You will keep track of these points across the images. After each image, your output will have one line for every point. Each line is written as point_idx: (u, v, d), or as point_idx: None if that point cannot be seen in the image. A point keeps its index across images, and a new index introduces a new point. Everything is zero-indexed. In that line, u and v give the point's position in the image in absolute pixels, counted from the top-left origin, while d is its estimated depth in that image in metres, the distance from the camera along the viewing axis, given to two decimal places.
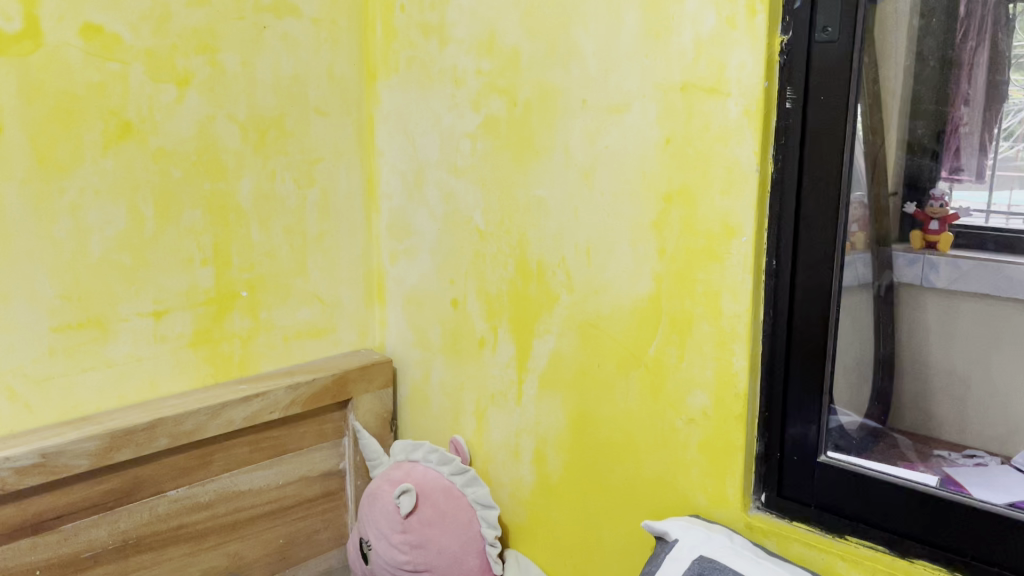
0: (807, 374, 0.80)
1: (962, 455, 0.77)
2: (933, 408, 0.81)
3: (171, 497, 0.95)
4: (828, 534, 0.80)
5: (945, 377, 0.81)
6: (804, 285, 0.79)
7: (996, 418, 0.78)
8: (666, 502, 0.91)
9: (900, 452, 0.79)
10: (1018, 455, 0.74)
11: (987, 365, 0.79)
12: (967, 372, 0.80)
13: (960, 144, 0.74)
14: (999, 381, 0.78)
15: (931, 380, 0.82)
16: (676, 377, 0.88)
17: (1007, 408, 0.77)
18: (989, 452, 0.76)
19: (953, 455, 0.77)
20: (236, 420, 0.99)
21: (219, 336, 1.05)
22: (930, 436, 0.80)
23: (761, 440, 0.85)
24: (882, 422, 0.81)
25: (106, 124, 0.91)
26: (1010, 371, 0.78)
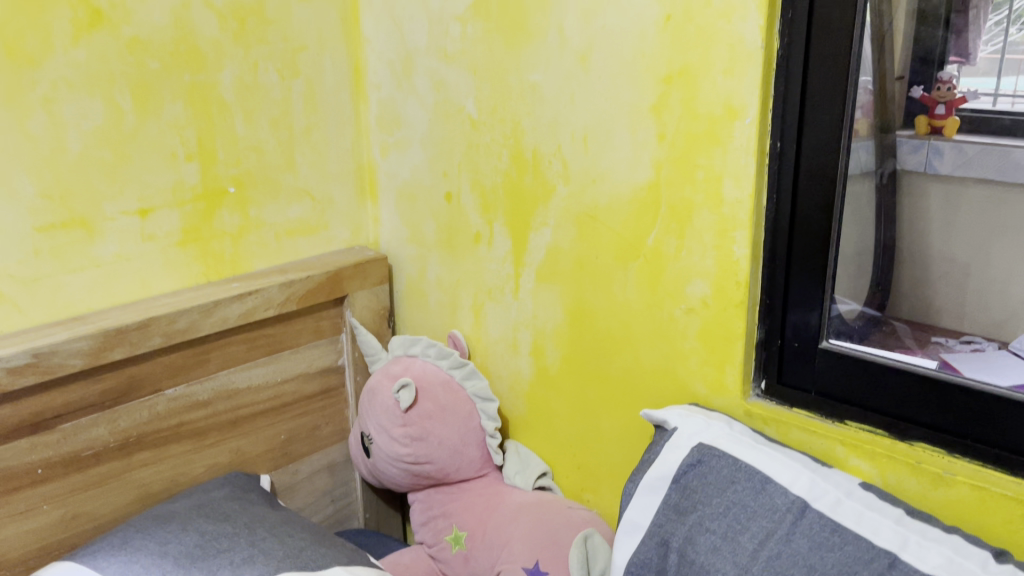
0: (809, 259, 0.79)
1: (959, 341, 0.75)
2: (933, 294, 0.79)
3: (170, 395, 0.95)
4: (828, 419, 0.80)
5: (946, 265, 0.78)
6: (808, 168, 0.77)
7: (995, 306, 0.75)
8: (665, 391, 0.91)
9: (899, 339, 0.78)
10: (1016, 340, 0.73)
11: (988, 253, 0.75)
12: (967, 260, 0.76)
13: (970, 24, 0.71)
14: (998, 269, 0.75)
15: (931, 268, 0.79)
16: (675, 267, 0.86)
17: (1006, 296, 0.74)
18: (987, 338, 0.75)
19: (950, 341, 0.76)
20: (230, 318, 0.98)
21: (208, 235, 1.02)
22: (929, 323, 0.78)
23: (763, 327, 0.84)
24: (882, 310, 0.81)
25: (75, 12, 0.86)
26: (1011, 257, 0.74)
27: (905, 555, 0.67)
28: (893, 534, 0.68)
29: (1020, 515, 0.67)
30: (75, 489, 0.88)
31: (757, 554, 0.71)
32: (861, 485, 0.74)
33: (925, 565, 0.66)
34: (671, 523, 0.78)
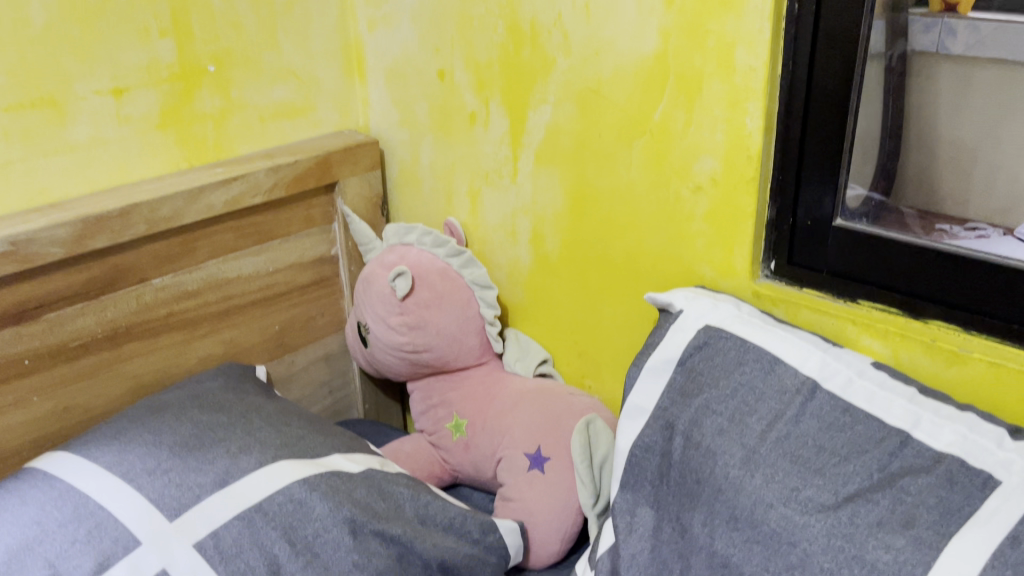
0: (826, 128, 0.74)
1: (963, 229, 0.71)
2: (938, 180, 0.74)
3: (157, 285, 0.92)
4: (840, 300, 0.78)
5: (952, 149, 0.72)
6: (828, 28, 0.71)
7: (1003, 192, 0.70)
8: (669, 275, 0.88)
9: (904, 224, 0.74)
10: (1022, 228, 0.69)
11: (998, 138, 0.70)
12: (976, 145, 0.71)
13: None
14: (1009, 154, 0.69)
15: (937, 153, 0.73)
16: (682, 144, 0.82)
17: (1016, 182, 0.70)
18: (992, 225, 0.71)
19: (954, 229, 0.72)
20: (216, 205, 0.94)
21: (188, 117, 0.97)
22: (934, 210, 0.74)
23: (773, 205, 0.80)
24: (887, 196, 0.76)
25: None
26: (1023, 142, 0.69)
27: (918, 434, 0.65)
28: (905, 413, 0.67)
29: None
30: (65, 381, 0.86)
31: (765, 435, 0.69)
32: (874, 365, 0.72)
33: (938, 443, 0.64)
34: (676, 407, 0.76)
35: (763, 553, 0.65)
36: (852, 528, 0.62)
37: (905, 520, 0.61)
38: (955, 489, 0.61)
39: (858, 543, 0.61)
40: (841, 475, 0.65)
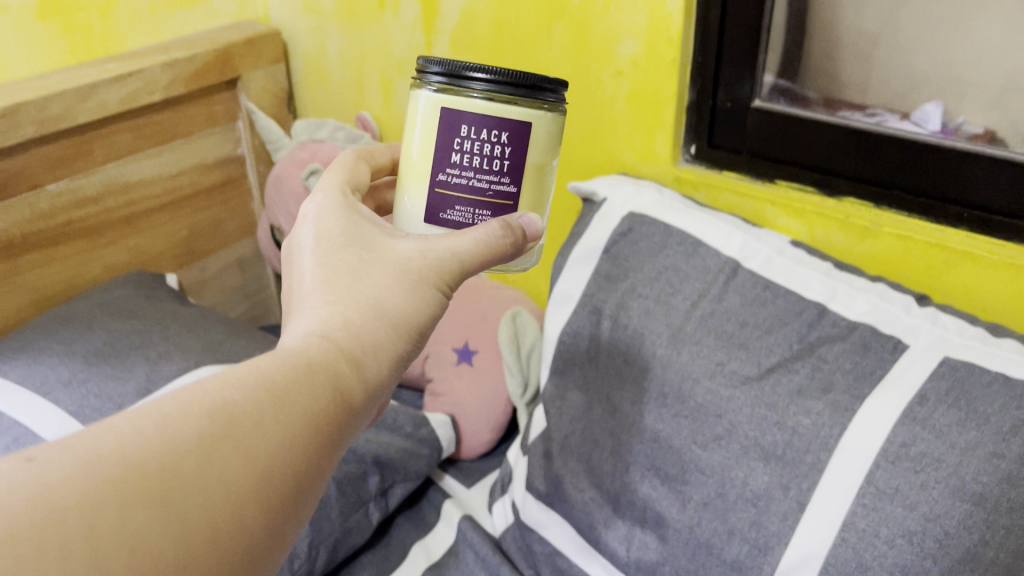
0: (743, 7, 0.73)
1: (861, 114, 0.73)
2: (841, 67, 0.74)
3: (53, 192, 0.86)
4: (757, 179, 0.80)
5: (854, 36, 0.72)
6: None
7: (896, 70, 0.70)
8: (592, 163, 0.89)
9: (808, 105, 0.76)
10: (918, 112, 0.70)
11: (896, 25, 0.69)
12: (877, 30, 0.70)
13: None
14: (908, 35, 0.68)
15: (840, 39, 0.72)
16: (603, 26, 0.80)
17: (909, 62, 0.69)
18: (890, 111, 0.72)
19: (853, 115, 0.73)
20: (110, 103, 0.88)
21: (70, 6, 0.89)
22: (839, 98, 0.75)
23: (694, 86, 0.80)
24: (792, 82, 0.77)
25: None
26: (917, 22, 0.68)
27: (848, 314, 0.67)
28: (823, 288, 0.70)
29: (942, 260, 0.69)
30: None
31: (691, 314, 0.72)
32: (792, 243, 0.75)
33: (851, 313, 0.67)
34: (603, 291, 0.79)
35: (691, 426, 0.68)
36: (775, 396, 0.65)
37: (823, 385, 0.64)
38: (869, 353, 0.64)
39: (779, 409, 0.64)
40: (763, 348, 0.67)
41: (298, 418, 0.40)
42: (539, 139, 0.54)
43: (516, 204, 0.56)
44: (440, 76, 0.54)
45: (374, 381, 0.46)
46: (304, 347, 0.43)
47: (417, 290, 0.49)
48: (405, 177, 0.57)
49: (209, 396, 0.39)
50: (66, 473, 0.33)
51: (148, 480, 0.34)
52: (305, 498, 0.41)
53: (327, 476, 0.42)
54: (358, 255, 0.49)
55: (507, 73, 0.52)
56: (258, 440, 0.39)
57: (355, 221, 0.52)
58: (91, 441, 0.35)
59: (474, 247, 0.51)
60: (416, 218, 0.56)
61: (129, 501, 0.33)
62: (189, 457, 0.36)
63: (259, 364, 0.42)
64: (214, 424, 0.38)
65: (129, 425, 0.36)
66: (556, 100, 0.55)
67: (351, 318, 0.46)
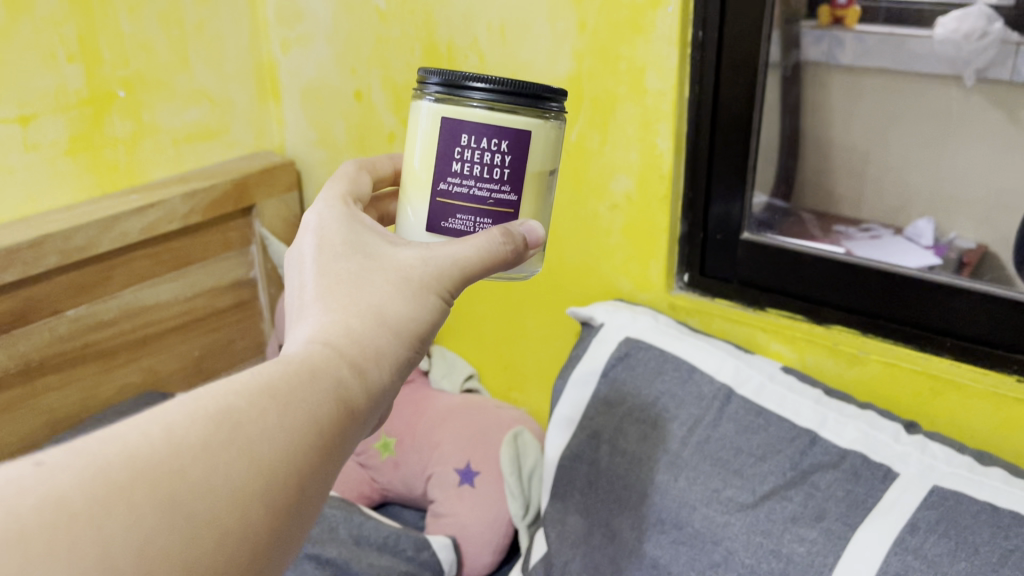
0: (729, 148, 0.79)
1: (858, 229, 0.84)
2: (835, 184, 0.88)
3: (71, 317, 0.90)
4: (748, 307, 0.83)
5: (845, 154, 0.87)
6: (730, 59, 0.75)
7: (890, 190, 0.84)
8: (590, 289, 0.93)
9: (806, 227, 0.85)
10: (909, 226, 0.82)
11: (886, 141, 0.85)
12: (866, 148, 0.86)
13: None
14: (894, 153, 0.84)
15: (832, 157, 0.88)
16: (598, 163, 0.86)
17: (901, 178, 0.84)
18: (884, 225, 0.84)
19: (850, 229, 0.84)
20: (131, 232, 0.93)
21: (98, 143, 0.95)
22: (830, 213, 0.87)
23: (685, 220, 0.85)
24: (787, 202, 0.87)
25: None
26: (906, 139, 0.84)
27: (841, 441, 0.69)
28: (814, 415, 0.72)
29: (929, 388, 0.72)
30: None
31: (686, 439, 0.74)
32: (783, 369, 0.77)
33: (843, 441, 0.69)
34: (601, 416, 0.81)
35: (689, 553, 0.68)
36: (769, 524, 0.66)
37: (816, 513, 0.65)
38: (859, 482, 0.65)
39: (774, 537, 0.65)
40: (757, 475, 0.69)
41: (305, 422, 0.39)
42: (539, 148, 0.54)
43: (518, 211, 0.55)
44: (439, 86, 0.54)
45: (378, 389, 0.45)
46: (307, 354, 0.42)
47: (417, 296, 0.49)
48: (407, 187, 0.57)
49: (215, 401, 0.38)
50: (76, 477, 0.32)
51: (155, 484, 0.33)
52: (310, 503, 0.39)
53: (333, 481, 0.41)
54: (360, 267, 0.49)
55: (506, 82, 0.52)
56: (264, 440, 0.37)
57: (356, 232, 0.53)
58: (98, 447, 0.34)
59: (476, 255, 0.50)
60: (418, 228, 0.56)
61: (135, 505, 0.32)
62: (195, 461, 0.35)
63: (264, 371, 0.41)
64: (220, 428, 0.37)
65: (134, 430, 0.35)
66: (557, 110, 0.55)
67: (354, 327, 0.45)
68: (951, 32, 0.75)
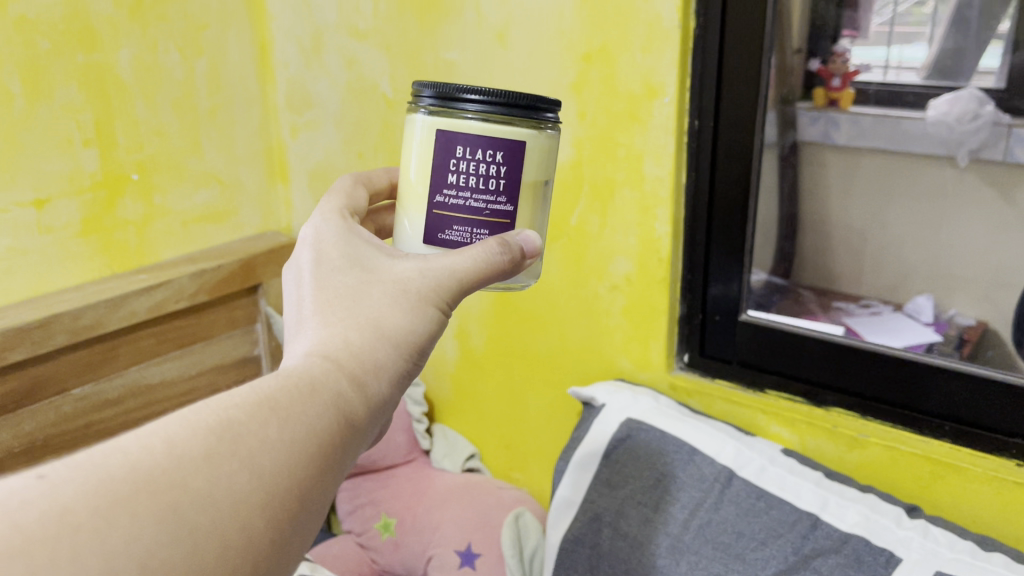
0: (726, 231, 0.81)
1: (858, 306, 0.85)
2: (834, 261, 0.89)
3: (76, 395, 0.90)
4: (748, 388, 0.84)
5: (844, 231, 0.88)
6: (726, 147, 0.78)
7: (889, 267, 0.87)
8: (590, 368, 0.94)
9: (805, 305, 0.85)
10: (907, 301, 0.84)
11: (881, 215, 0.88)
12: (863, 226, 0.88)
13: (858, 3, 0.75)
14: (893, 225, 0.87)
15: (831, 235, 0.89)
16: (598, 245, 0.88)
17: (900, 255, 0.86)
18: (882, 300, 0.85)
19: (851, 306, 0.85)
20: (139, 311, 0.94)
21: (111, 224, 0.97)
22: (829, 288, 0.88)
23: (684, 301, 0.86)
24: (786, 278, 0.87)
25: None
26: (903, 215, 0.87)
27: (841, 525, 0.68)
28: (815, 498, 0.71)
29: (929, 471, 0.72)
30: None
31: (688, 522, 0.74)
32: (783, 452, 0.77)
33: (844, 525, 0.68)
34: (603, 498, 0.81)
35: None
36: None
37: None
38: (863, 568, 0.65)
39: None
40: (760, 559, 0.68)
41: (305, 434, 0.39)
42: (533, 159, 0.54)
43: (513, 223, 0.55)
44: (433, 99, 0.54)
45: (378, 401, 0.44)
46: (306, 367, 0.42)
47: (416, 310, 0.48)
48: (403, 200, 0.57)
49: (213, 414, 0.37)
50: (75, 492, 0.32)
51: (156, 496, 0.33)
52: (311, 517, 0.39)
53: (334, 494, 0.40)
54: (357, 279, 0.49)
55: (501, 93, 0.52)
56: (262, 451, 0.37)
57: (353, 243, 0.52)
58: (99, 460, 0.34)
59: (474, 265, 0.50)
60: (416, 239, 0.55)
61: (138, 517, 0.32)
62: (196, 473, 0.34)
63: (263, 384, 0.40)
64: (220, 441, 0.36)
65: (134, 443, 0.35)
66: (550, 123, 0.55)
67: (353, 340, 0.45)
68: (944, 114, 0.80)
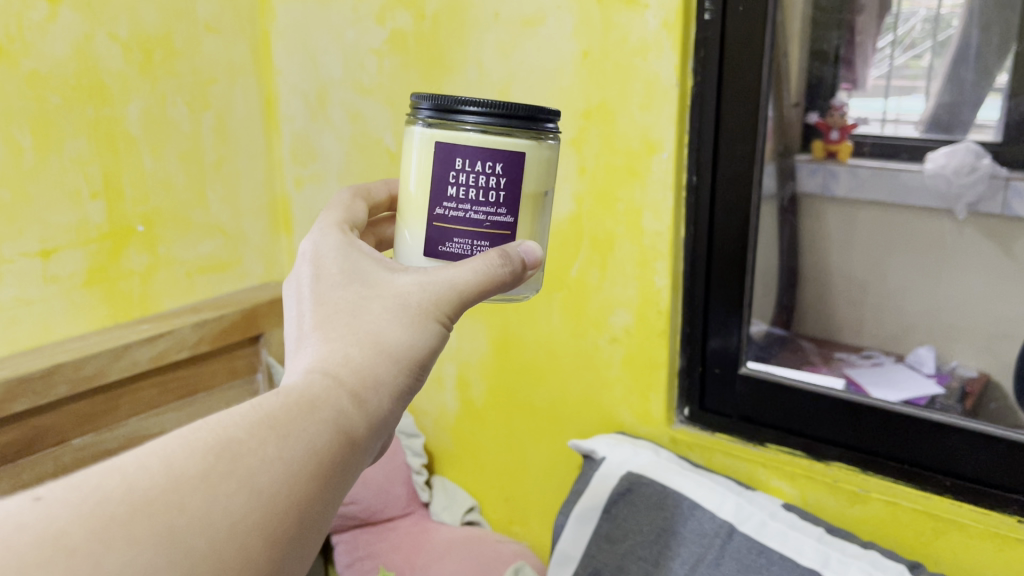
0: (725, 284, 0.81)
1: (860, 356, 0.86)
2: (835, 310, 0.87)
3: (76, 446, 0.90)
4: (749, 442, 0.84)
5: (845, 283, 0.86)
6: (723, 202, 0.79)
7: (890, 322, 0.85)
8: (590, 421, 0.94)
9: (806, 357, 0.87)
10: (910, 354, 0.83)
11: (884, 271, 0.84)
12: (865, 278, 0.85)
13: (855, 56, 0.77)
14: (893, 283, 0.84)
15: (832, 286, 0.87)
16: (598, 298, 0.88)
17: (901, 309, 0.84)
18: (885, 352, 0.85)
19: (852, 356, 0.86)
20: (141, 361, 0.95)
21: (116, 274, 0.98)
22: (831, 339, 0.88)
23: (684, 354, 0.87)
24: (788, 329, 0.89)
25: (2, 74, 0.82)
26: (904, 272, 0.83)
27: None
28: (816, 553, 0.70)
29: (930, 528, 0.71)
30: None
31: None
32: (784, 507, 0.77)
33: None
34: (604, 553, 0.80)
35: None
36: None
37: None
38: None
39: None
40: None
41: (305, 451, 0.39)
42: (533, 171, 0.54)
43: (514, 233, 0.55)
44: (431, 111, 0.54)
45: (379, 417, 0.44)
46: (306, 385, 0.42)
47: (417, 327, 0.47)
48: (404, 212, 0.57)
49: (213, 432, 0.37)
50: (71, 513, 0.32)
51: (154, 517, 0.33)
52: (311, 535, 0.38)
53: (335, 511, 0.40)
54: (357, 295, 0.48)
55: (499, 104, 0.52)
56: (262, 469, 0.37)
57: (352, 257, 0.52)
58: (97, 481, 0.33)
59: (473, 278, 0.50)
60: (416, 251, 0.56)
61: (135, 539, 0.32)
62: (194, 492, 0.34)
63: (263, 402, 0.40)
64: (219, 460, 0.36)
65: (133, 463, 0.35)
66: (550, 133, 0.55)
67: (353, 359, 0.44)
68: (942, 166, 0.77)
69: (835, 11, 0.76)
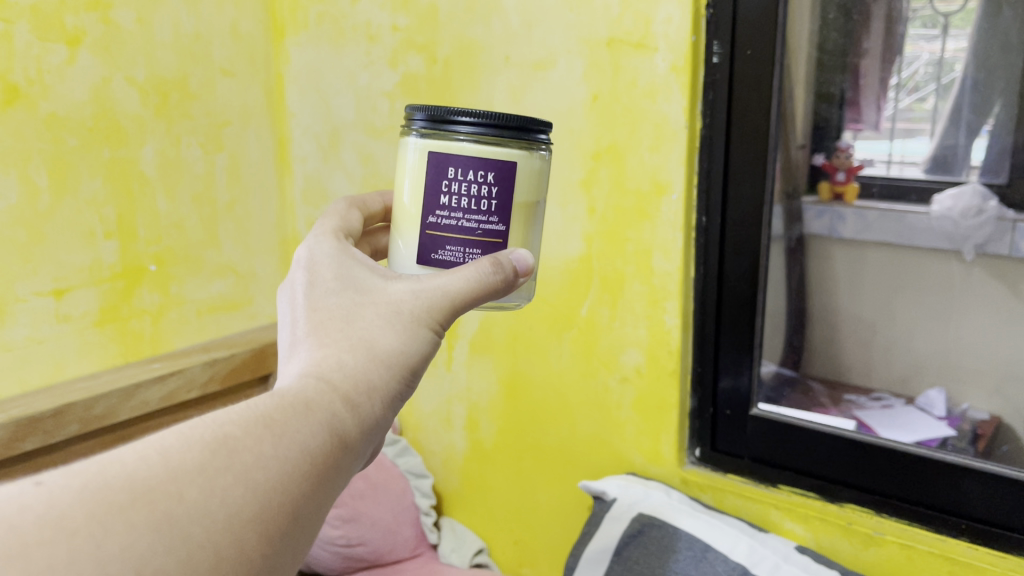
0: (736, 325, 0.81)
1: (869, 399, 0.84)
2: (844, 353, 0.87)
3: None
4: (761, 484, 0.83)
5: (853, 322, 0.86)
6: (733, 242, 0.80)
7: (898, 362, 0.84)
8: (600, 461, 0.93)
9: (815, 398, 0.85)
10: (920, 395, 0.82)
11: (891, 313, 0.85)
12: (873, 319, 0.85)
13: (859, 97, 0.78)
14: (902, 323, 0.84)
15: (840, 327, 0.86)
16: (608, 337, 0.88)
17: (910, 350, 0.84)
18: (894, 394, 0.84)
19: (861, 399, 0.85)
20: (150, 400, 0.95)
21: (127, 313, 0.98)
22: (840, 380, 0.87)
23: (695, 396, 0.86)
24: (796, 370, 0.87)
25: (17, 114, 0.83)
26: (912, 314, 0.83)
27: None
28: None
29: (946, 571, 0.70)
30: None
31: None
32: (797, 549, 0.76)
33: None
34: None
35: None
36: None
37: None
38: None
39: None
40: None
41: (300, 452, 0.37)
42: (524, 181, 0.55)
43: (505, 242, 0.55)
44: (425, 121, 0.54)
45: (371, 422, 0.43)
46: (300, 388, 0.40)
47: (412, 335, 0.47)
48: (397, 221, 0.57)
49: (209, 428, 0.36)
50: (71, 497, 0.30)
51: (153, 505, 0.31)
52: (300, 542, 0.37)
53: (324, 519, 0.39)
54: (352, 302, 0.48)
55: (494, 115, 0.52)
56: (257, 466, 0.35)
57: (345, 263, 0.52)
58: (97, 468, 0.32)
59: (466, 285, 0.50)
60: (409, 258, 0.56)
61: (133, 524, 0.30)
62: (192, 483, 0.33)
63: (257, 402, 0.39)
64: (215, 455, 0.34)
65: (131, 453, 0.33)
66: (541, 143, 0.56)
67: (344, 363, 0.44)
68: (948, 209, 0.78)
69: (836, 54, 0.76)
